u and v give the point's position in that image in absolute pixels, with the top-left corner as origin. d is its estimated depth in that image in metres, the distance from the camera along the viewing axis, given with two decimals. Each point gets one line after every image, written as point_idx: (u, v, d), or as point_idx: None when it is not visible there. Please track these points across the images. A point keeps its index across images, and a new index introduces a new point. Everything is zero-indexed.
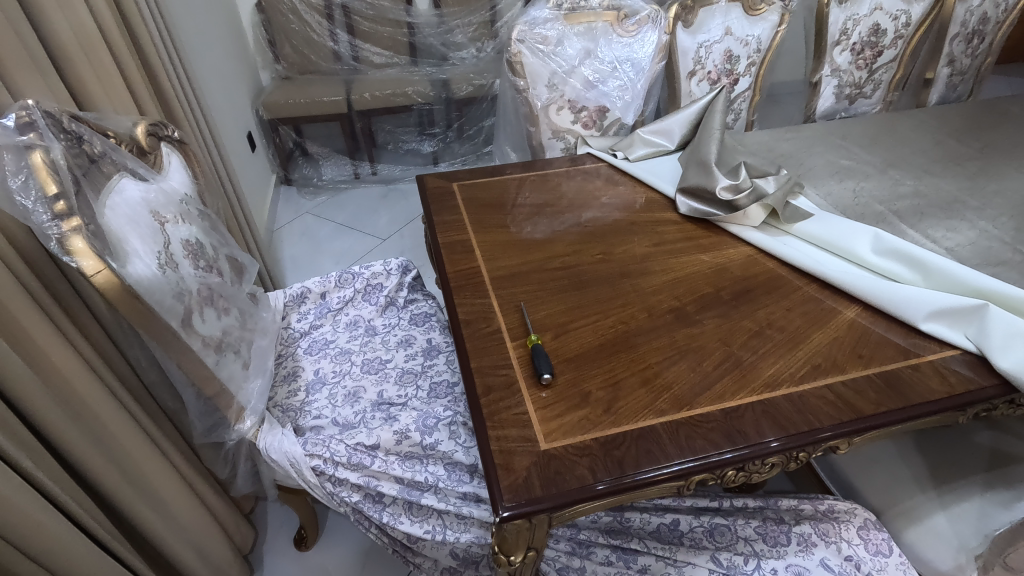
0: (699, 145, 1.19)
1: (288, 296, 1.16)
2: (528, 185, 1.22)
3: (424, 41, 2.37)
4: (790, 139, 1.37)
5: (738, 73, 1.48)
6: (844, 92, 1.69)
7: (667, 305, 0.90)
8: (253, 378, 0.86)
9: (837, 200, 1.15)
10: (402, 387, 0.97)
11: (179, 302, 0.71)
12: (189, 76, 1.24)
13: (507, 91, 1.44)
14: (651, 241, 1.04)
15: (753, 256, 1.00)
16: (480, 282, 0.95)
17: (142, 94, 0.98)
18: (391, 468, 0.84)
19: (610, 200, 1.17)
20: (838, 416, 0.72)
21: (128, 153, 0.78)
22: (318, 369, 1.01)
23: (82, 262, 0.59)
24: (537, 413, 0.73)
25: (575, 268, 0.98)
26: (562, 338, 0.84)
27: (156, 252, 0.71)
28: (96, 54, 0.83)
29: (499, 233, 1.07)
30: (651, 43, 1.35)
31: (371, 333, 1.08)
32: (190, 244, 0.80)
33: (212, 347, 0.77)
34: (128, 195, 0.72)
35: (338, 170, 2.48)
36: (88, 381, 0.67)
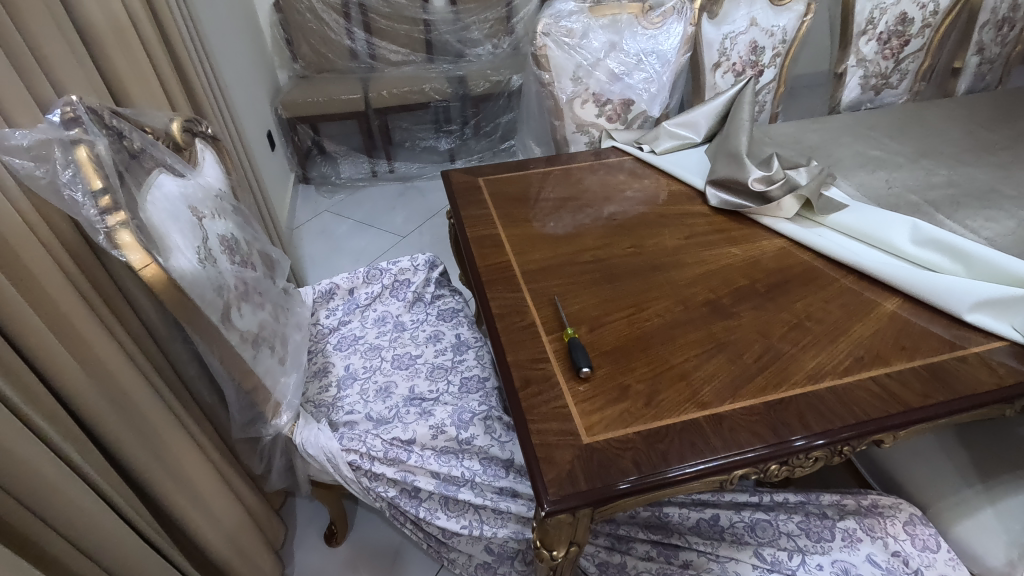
0: (728, 137, 1.17)
1: (317, 292, 1.15)
2: (552, 179, 1.21)
3: (440, 37, 2.37)
4: (817, 130, 1.35)
5: (763, 65, 1.46)
6: (870, 82, 1.67)
7: (702, 297, 0.89)
8: (289, 373, 0.87)
9: (868, 190, 1.13)
10: (433, 382, 0.98)
11: (218, 297, 0.72)
12: (214, 73, 1.24)
13: (531, 85, 1.43)
14: (682, 233, 1.03)
15: (787, 248, 0.99)
16: (511, 276, 0.94)
17: (175, 90, 0.98)
18: (428, 462, 0.83)
19: (635, 193, 1.16)
20: (884, 408, 0.71)
21: (165, 149, 0.78)
22: (348, 365, 1.04)
23: (129, 256, 0.59)
24: (577, 407, 0.72)
25: (606, 262, 0.97)
26: (598, 330, 0.83)
27: (195, 248, 0.72)
28: (132, 49, 0.84)
29: (526, 227, 1.06)
30: (676, 35, 1.33)
31: (400, 329, 1.10)
32: (226, 241, 0.80)
33: (247, 341, 0.77)
34: (167, 190, 0.73)
35: (355, 168, 2.48)
36: (130, 375, 0.67)
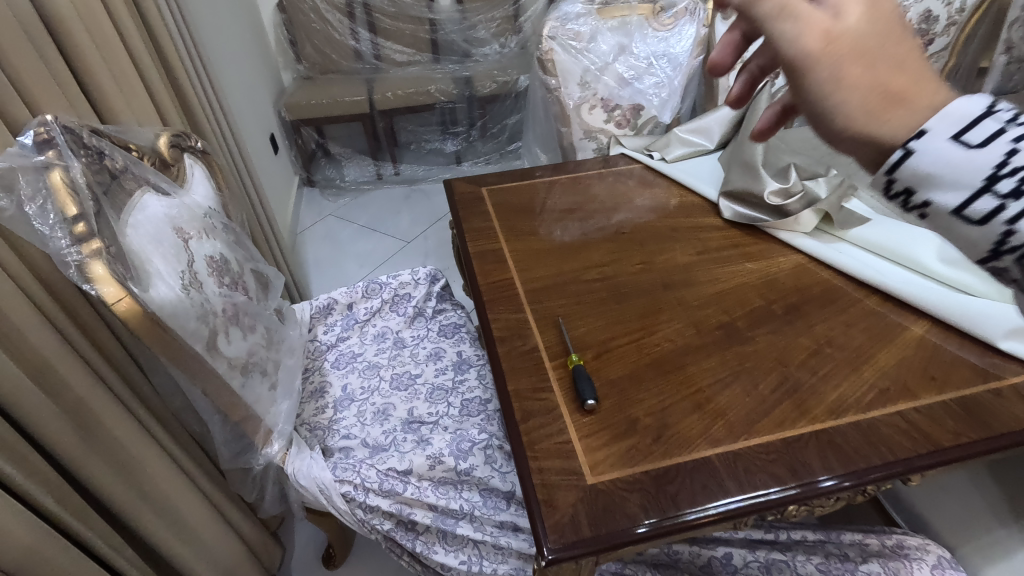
0: (743, 145, 1.11)
1: (314, 308, 1.12)
2: (559, 188, 1.17)
3: (446, 37, 2.32)
4: None
5: None
6: None
7: (715, 320, 0.84)
8: (280, 399, 0.83)
9: None
10: (433, 404, 0.95)
11: (202, 324, 0.68)
12: (210, 80, 1.21)
13: (537, 89, 1.38)
14: (694, 248, 0.98)
15: (804, 265, 0.94)
16: (514, 295, 0.90)
17: (164, 101, 0.95)
18: (425, 495, 0.79)
19: (645, 203, 1.11)
20: (913, 447, 0.66)
21: (150, 167, 0.75)
22: (346, 385, 1.00)
23: (102, 290, 0.55)
24: (582, 442, 0.68)
25: (615, 279, 0.92)
26: (605, 356, 0.79)
27: (178, 273, 0.68)
28: (115, 61, 0.80)
29: (531, 240, 1.02)
30: (688, 37, 1.27)
31: (400, 346, 1.06)
32: (215, 262, 0.77)
33: (235, 368, 0.74)
34: (151, 212, 0.69)
35: (360, 171, 2.45)
36: (110, 409, 0.64)
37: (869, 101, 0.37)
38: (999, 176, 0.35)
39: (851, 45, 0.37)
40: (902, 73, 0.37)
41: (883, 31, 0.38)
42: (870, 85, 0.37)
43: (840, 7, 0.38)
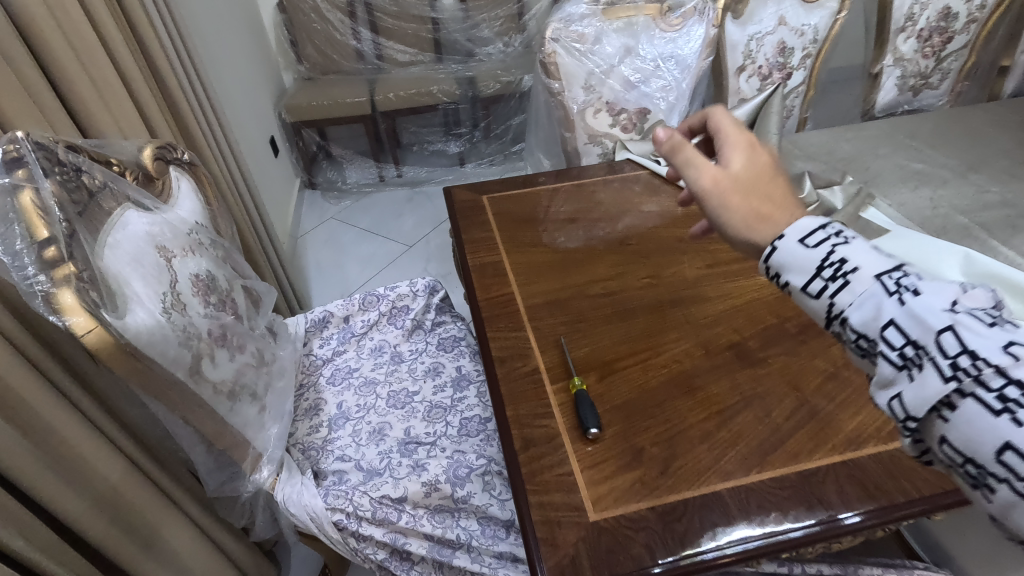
0: None
1: (310, 321, 1.09)
2: (562, 195, 1.13)
3: (449, 36, 2.28)
4: (851, 140, 1.24)
5: (792, 67, 1.35)
6: (907, 83, 1.54)
7: (725, 339, 0.80)
8: (271, 422, 0.80)
9: (911, 210, 1.02)
10: (430, 424, 0.92)
11: (185, 348, 0.65)
12: (204, 85, 1.18)
13: (540, 92, 1.34)
14: (703, 260, 0.94)
15: None
16: (514, 311, 0.86)
17: (151, 109, 0.91)
18: (420, 524, 0.76)
19: (652, 210, 1.07)
20: (938, 483, 0.62)
21: (132, 183, 0.71)
22: (341, 402, 0.97)
23: (72, 320, 0.52)
24: (584, 474, 0.64)
25: (620, 295, 0.88)
26: (610, 379, 0.75)
27: (159, 295, 0.65)
28: (97, 70, 0.77)
29: (533, 252, 0.98)
30: (697, 38, 1.23)
31: (397, 361, 1.03)
32: (201, 281, 0.73)
33: (222, 391, 0.71)
34: (132, 231, 0.66)
35: (362, 173, 2.41)
36: (88, 438, 0.61)
37: (747, 222, 0.49)
38: (826, 267, 0.44)
39: (733, 186, 0.51)
40: (771, 201, 0.50)
41: (760, 178, 0.51)
42: (746, 208, 0.50)
43: (726, 163, 0.52)
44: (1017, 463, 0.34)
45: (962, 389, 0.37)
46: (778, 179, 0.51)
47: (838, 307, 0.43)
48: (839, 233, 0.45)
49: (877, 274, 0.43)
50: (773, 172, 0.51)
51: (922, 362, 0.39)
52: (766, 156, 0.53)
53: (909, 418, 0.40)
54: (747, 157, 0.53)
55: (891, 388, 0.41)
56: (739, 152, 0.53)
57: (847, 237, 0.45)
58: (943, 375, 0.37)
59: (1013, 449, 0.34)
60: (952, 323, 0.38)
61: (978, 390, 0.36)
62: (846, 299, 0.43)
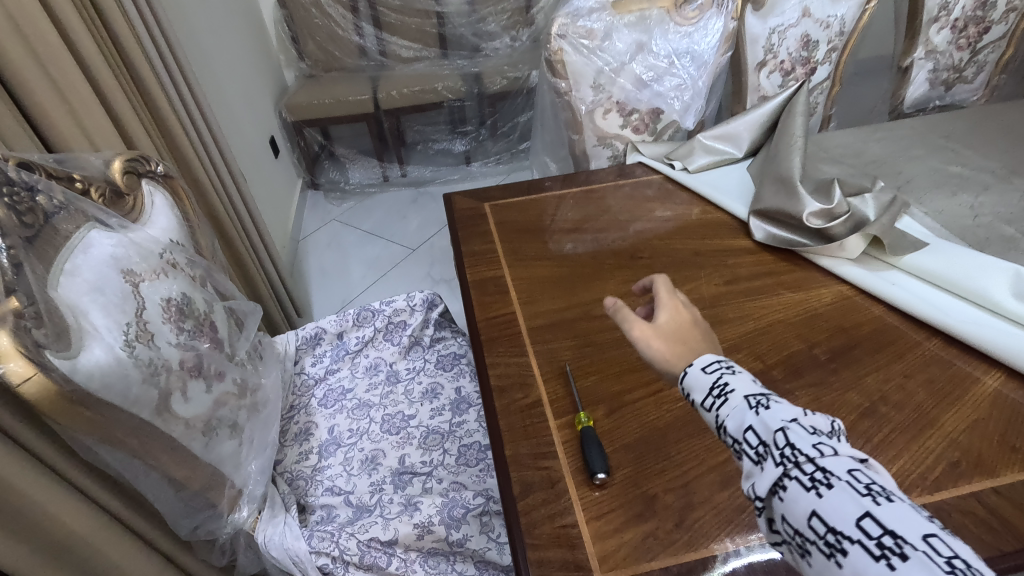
0: (778, 155, 0.99)
1: (301, 338, 1.03)
2: (569, 202, 1.05)
3: (454, 31, 2.20)
4: (881, 139, 1.15)
5: (816, 61, 1.27)
6: (940, 77, 1.44)
7: (746, 369, 0.72)
8: (253, 455, 0.75)
9: (950, 218, 0.93)
10: (426, 452, 0.86)
11: (149, 386, 0.59)
12: (191, 87, 1.12)
13: (545, 92, 1.26)
14: (721, 276, 0.86)
15: (850, 298, 0.81)
16: (516, 334, 0.80)
17: (128, 116, 0.86)
18: (412, 570, 0.71)
19: (666, 216, 1.00)
20: (994, 544, 0.54)
21: (97, 201, 0.66)
22: (332, 427, 0.91)
23: (8, 368, 0.46)
24: (589, 527, 0.58)
25: (632, 315, 0.81)
26: (620, 414, 0.68)
27: (121, 326, 0.59)
28: (64, 76, 0.72)
29: (537, 266, 0.91)
30: (715, 32, 1.14)
31: (393, 381, 0.97)
32: (173, 305, 0.68)
33: (194, 428, 0.65)
34: (94, 255, 0.60)
35: (366, 173, 2.36)
36: (48, 487, 0.55)
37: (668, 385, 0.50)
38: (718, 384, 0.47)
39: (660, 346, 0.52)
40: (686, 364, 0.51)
41: (683, 331, 0.53)
42: (666, 359, 0.52)
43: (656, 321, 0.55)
44: (821, 527, 0.37)
45: (788, 473, 0.39)
46: (707, 338, 0.53)
47: (717, 413, 0.45)
48: (725, 362, 0.47)
49: (749, 391, 0.45)
50: (700, 331, 0.54)
51: (765, 456, 0.41)
52: (696, 317, 0.56)
53: (758, 499, 0.41)
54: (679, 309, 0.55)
55: (746, 479, 0.42)
56: (669, 307, 0.55)
57: (735, 370, 0.46)
58: (776, 463, 0.40)
59: (818, 516, 0.37)
60: (785, 423, 0.41)
61: (799, 472, 0.38)
62: (724, 409, 0.44)
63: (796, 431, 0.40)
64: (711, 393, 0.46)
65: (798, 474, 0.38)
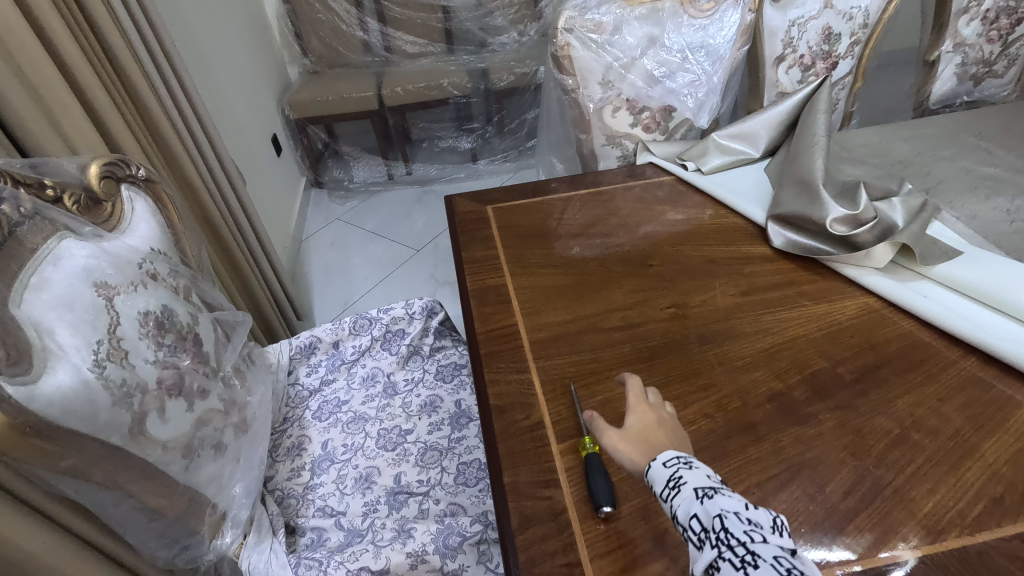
0: (798, 156, 0.93)
1: (295, 347, 0.99)
2: (576, 205, 1.00)
3: (460, 26, 2.15)
4: (907, 138, 1.08)
5: (838, 56, 1.21)
6: (969, 71, 1.36)
7: (765, 390, 0.67)
8: (239, 476, 0.71)
9: (985, 224, 0.86)
10: (423, 470, 0.82)
11: (119, 409, 0.55)
12: (185, 86, 1.08)
13: (551, 89, 1.21)
14: (738, 286, 0.81)
15: (878, 311, 0.76)
16: (517, 348, 0.75)
17: (112, 117, 0.81)
18: None
19: (678, 220, 0.95)
20: None
21: (71, 209, 0.61)
22: (326, 442, 0.87)
23: None
24: (594, 566, 0.53)
25: (640, 329, 0.76)
26: None
27: (91, 345, 0.54)
28: (38, 75, 0.68)
29: (541, 274, 0.86)
30: (732, 25, 1.08)
31: (390, 394, 0.92)
32: (151, 319, 0.63)
33: (172, 451, 0.61)
34: (66, 268, 0.56)
35: (370, 172, 2.32)
36: (26, 529, 0.50)
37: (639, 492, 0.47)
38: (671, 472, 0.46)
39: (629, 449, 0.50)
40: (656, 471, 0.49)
41: (651, 434, 0.51)
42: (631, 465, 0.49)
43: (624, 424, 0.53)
44: None
45: (721, 555, 0.38)
46: (677, 442, 0.51)
47: (668, 503, 0.43)
48: (683, 458, 0.46)
49: (700, 483, 0.43)
50: (670, 432, 0.52)
51: (703, 541, 0.40)
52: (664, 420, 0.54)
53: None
54: (648, 413, 0.53)
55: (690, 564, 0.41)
56: (636, 410, 0.53)
57: (692, 465, 0.45)
58: (713, 545, 0.39)
59: None
60: (725, 509, 0.40)
61: (730, 553, 0.38)
62: (673, 497, 0.43)
63: (732, 517, 0.39)
64: (666, 487, 0.44)
65: (730, 555, 0.38)
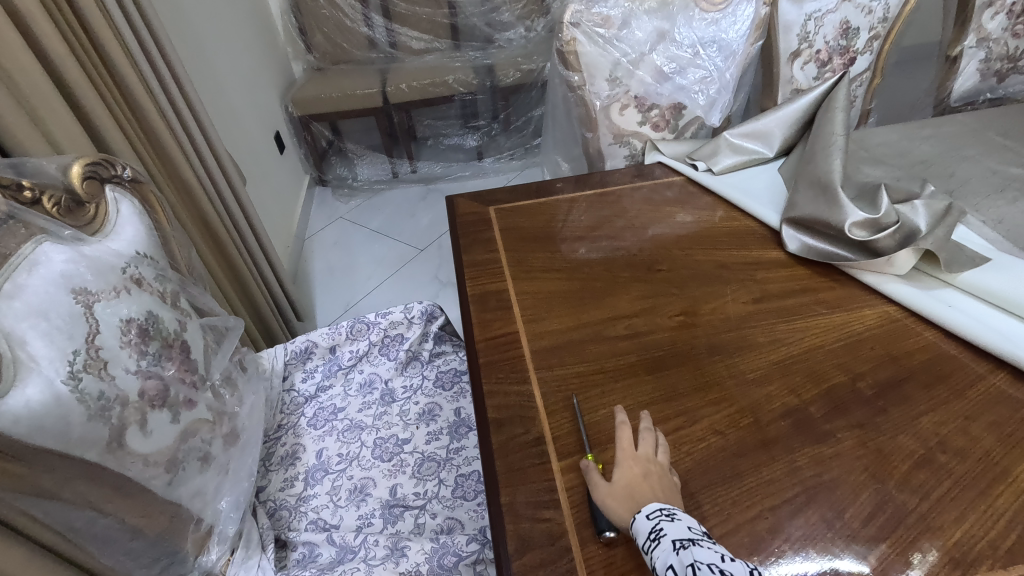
0: (815, 157, 0.89)
1: (290, 352, 0.96)
2: (581, 206, 0.96)
3: (467, 21, 2.11)
4: (929, 137, 1.03)
5: (856, 51, 1.16)
6: (993, 67, 1.30)
7: (779, 405, 0.63)
8: (228, 489, 0.68)
9: (1014, 228, 0.82)
10: (420, 483, 0.79)
11: (95, 423, 0.53)
12: (181, 84, 1.05)
13: (556, 86, 1.17)
14: (751, 293, 0.77)
15: (899, 321, 0.72)
16: (517, 357, 0.71)
17: (101, 115, 0.79)
18: None
19: (687, 223, 0.91)
20: None
21: (53, 211, 0.58)
22: (321, 451, 0.84)
23: None
24: None
25: (647, 339, 0.72)
26: None
27: (66, 356, 0.52)
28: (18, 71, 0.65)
29: (544, 279, 0.82)
30: (745, 19, 1.04)
31: (388, 401, 0.89)
32: (135, 327, 0.61)
33: (154, 465, 0.58)
34: (42, 275, 0.53)
35: (375, 170, 2.29)
36: (14, 557, 0.48)
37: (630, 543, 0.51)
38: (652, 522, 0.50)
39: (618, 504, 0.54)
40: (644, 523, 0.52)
41: (638, 489, 0.54)
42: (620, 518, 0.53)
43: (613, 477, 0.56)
44: None
45: None
46: (665, 494, 0.54)
47: (649, 555, 0.48)
48: (665, 510, 0.51)
49: (679, 534, 0.48)
50: (658, 485, 0.54)
51: None
52: (653, 470, 0.56)
53: None
54: (638, 467, 0.56)
55: None
56: (625, 464, 0.56)
57: (674, 517, 0.50)
58: None
59: None
60: (699, 560, 0.46)
61: None
62: (654, 549, 0.48)
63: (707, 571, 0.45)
64: (647, 538, 0.49)
65: None
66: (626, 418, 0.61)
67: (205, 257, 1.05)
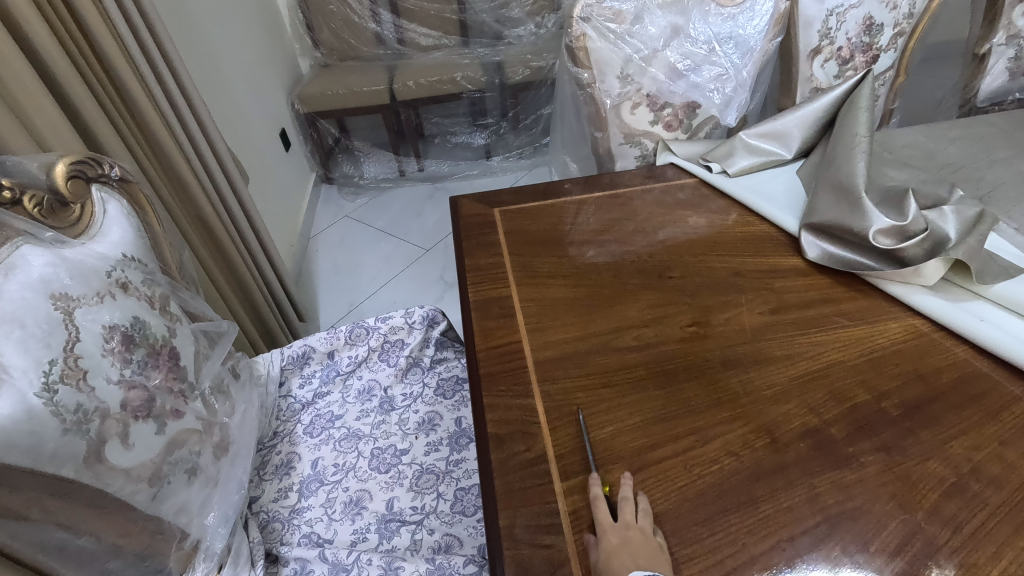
0: (836, 159, 0.85)
1: (287, 357, 0.93)
2: (590, 208, 0.93)
3: (476, 17, 2.08)
4: (957, 139, 0.98)
5: (879, 48, 1.11)
6: None
7: (797, 425, 0.59)
8: (217, 502, 0.66)
9: None
10: (418, 497, 0.76)
11: (71, 437, 0.51)
12: (181, 81, 1.03)
13: (565, 84, 1.13)
14: (768, 304, 0.73)
15: (927, 335, 0.67)
16: (520, 368, 0.68)
17: (92, 113, 0.76)
18: None
19: (700, 227, 0.87)
20: None
21: (35, 213, 0.56)
22: (316, 460, 0.81)
23: None
24: None
25: (657, 350, 0.68)
26: (640, 478, 0.56)
27: (41, 366, 0.50)
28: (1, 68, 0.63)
29: (550, 285, 0.79)
30: (763, 14, 1.00)
31: (386, 409, 0.86)
32: (118, 334, 0.58)
33: (137, 480, 0.56)
34: (23, 278, 0.51)
35: (381, 167, 2.26)
36: None
37: None
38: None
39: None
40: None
41: (616, 557, 0.48)
42: None
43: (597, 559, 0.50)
44: None
45: None
46: (648, 561, 0.48)
47: None
48: None
49: None
50: (639, 552, 0.48)
51: None
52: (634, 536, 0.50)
53: None
54: (615, 536, 0.50)
55: None
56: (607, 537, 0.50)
57: None
58: None
59: None
60: None
61: None
62: None
63: None
64: None
65: None
66: (599, 491, 0.54)
67: (201, 256, 1.03)
